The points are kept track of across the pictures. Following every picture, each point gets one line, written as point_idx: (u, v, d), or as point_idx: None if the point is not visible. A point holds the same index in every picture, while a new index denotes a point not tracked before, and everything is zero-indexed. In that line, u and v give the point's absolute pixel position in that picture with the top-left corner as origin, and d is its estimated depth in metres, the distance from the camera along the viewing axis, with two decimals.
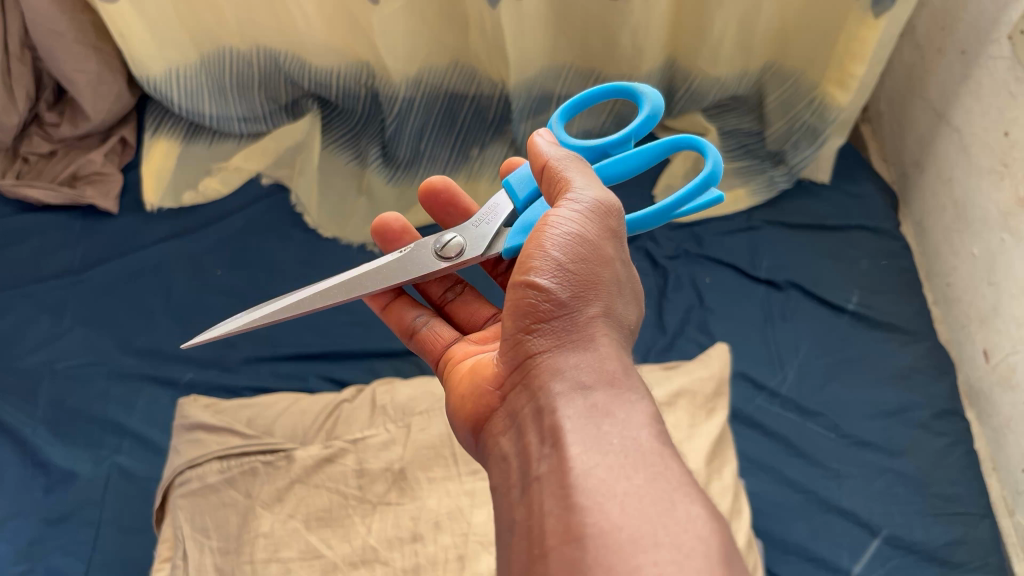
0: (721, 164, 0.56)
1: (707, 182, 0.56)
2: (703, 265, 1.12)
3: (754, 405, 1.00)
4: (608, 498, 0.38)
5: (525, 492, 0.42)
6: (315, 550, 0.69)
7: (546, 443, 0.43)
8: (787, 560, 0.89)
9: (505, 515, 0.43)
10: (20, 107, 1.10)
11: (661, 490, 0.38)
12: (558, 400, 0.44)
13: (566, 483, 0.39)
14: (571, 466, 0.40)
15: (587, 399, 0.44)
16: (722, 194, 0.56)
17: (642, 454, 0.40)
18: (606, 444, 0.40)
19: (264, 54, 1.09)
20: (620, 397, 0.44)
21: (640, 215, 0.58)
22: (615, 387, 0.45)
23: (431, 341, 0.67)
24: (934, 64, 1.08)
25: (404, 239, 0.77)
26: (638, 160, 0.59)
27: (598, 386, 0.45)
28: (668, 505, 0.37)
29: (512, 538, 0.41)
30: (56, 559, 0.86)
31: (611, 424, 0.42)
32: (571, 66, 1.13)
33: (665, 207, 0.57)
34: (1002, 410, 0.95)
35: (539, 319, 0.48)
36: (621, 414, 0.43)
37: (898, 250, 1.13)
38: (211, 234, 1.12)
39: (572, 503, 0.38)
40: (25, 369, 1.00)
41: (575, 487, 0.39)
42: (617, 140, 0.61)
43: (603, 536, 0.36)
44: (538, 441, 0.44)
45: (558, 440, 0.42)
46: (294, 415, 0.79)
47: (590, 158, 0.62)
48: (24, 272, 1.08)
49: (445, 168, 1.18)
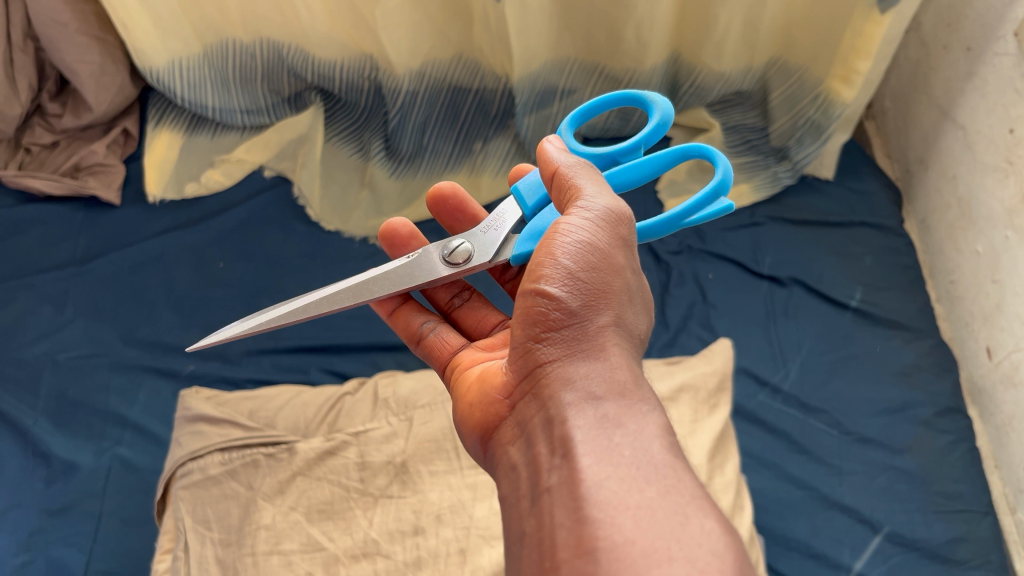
0: (731, 172, 0.56)
1: (717, 190, 0.56)
2: (705, 260, 1.12)
3: (756, 401, 1.00)
4: (620, 511, 0.37)
5: (535, 502, 0.42)
6: (316, 543, 0.69)
7: (556, 453, 0.43)
8: (788, 557, 0.89)
9: (516, 527, 0.43)
10: (22, 97, 1.09)
11: (674, 503, 0.38)
12: (568, 410, 0.44)
13: (577, 496, 0.39)
14: (582, 478, 0.40)
15: (597, 410, 0.44)
16: (732, 203, 0.56)
17: (654, 467, 0.40)
18: (618, 456, 0.40)
19: (266, 46, 1.08)
20: (631, 408, 0.44)
21: (650, 223, 0.58)
22: (626, 398, 0.45)
23: (438, 347, 0.67)
24: (940, 60, 1.08)
25: (412, 244, 0.77)
26: (648, 169, 0.59)
27: (609, 397, 0.44)
28: (681, 519, 0.37)
29: (522, 550, 0.41)
30: (57, 550, 0.86)
31: (623, 435, 0.42)
32: (575, 60, 1.12)
33: (674, 216, 0.56)
34: (1005, 408, 0.95)
35: (550, 329, 0.48)
36: (632, 426, 0.43)
37: (902, 247, 1.13)
38: (213, 226, 1.12)
39: (583, 515, 0.38)
40: (26, 360, 1.00)
41: (586, 499, 0.39)
42: (627, 149, 0.60)
43: (616, 550, 0.36)
44: (548, 451, 0.44)
45: (569, 450, 0.42)
46: (296, 408, 0.79)
47: (600, 166, 0.62)
48: (25, 263, 1.07)
49: (448, 164, 1.19)
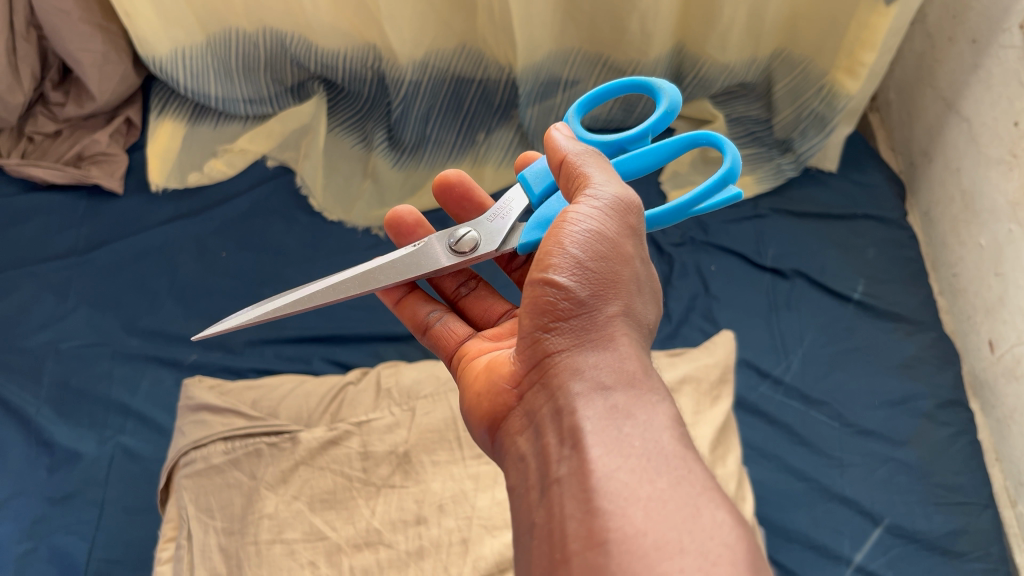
0: (739, 159, 0.56)
1: (725, 178, 0.56)
2: (708, 252, 1.12)
3: (758, 393, 1.00)
4: (631, 503, 0.38)
5: (544, 494, 0.42)
6: (319, 532, 0.69)
7: (565, 444, 0.43)
8: (788, 548, 0.89)
9: (525, 517, 0.43)
10: (25, 86, 1.09)
11: (686, 494, 0.38)
12: (577, 400, 0.44)
13: (588, 487, 0.39)
14: (593, 469, 0.40)
15: (607, 400, 0.44)
16: (739, 190, 0.56)
17: (665, 459, 0.40)
18: (628, 447, 0.41)
19: (270, 36, 1.08)
20: (641, 398, 0.44)
21: (658, 211, 0.58)
22: (635, 389, 0.45)
23: (445, 337, 0.67)
24: (945, 53, 1.08)
25: (417, 232, 0.77)
26: (656, 156, 0.59)
27: (618, 387, 0.45)
28: (693, 510, 0.37)
29: (532, 540, 0.41)
30: (60, 538, 0.87)
31: (633, 426, 0.42)
32: (579, 51, 1.12)
33: (682, 203, 0.56)
34: (1006, 401, 0.95)
35: (559, 319, 0.48)
36: (642, 416, 0.43)
37: (905, 240, 1.13)
38: (216, 216, 1.12)
39: (595, 507, 0.38)
40: (29, 348, 1.00)
41: (597, 490, 0.39)
42: (635, 135, 0.60)
43: (628, 541, 0.36)
44: (557, 442, 0.44)
45: (578, 441, 0.42)
46: (299, 397, 0.79)
47: (607, 154, 0.62)
48: (28, 251, 1.07)
49: (451, 155, 1.19)
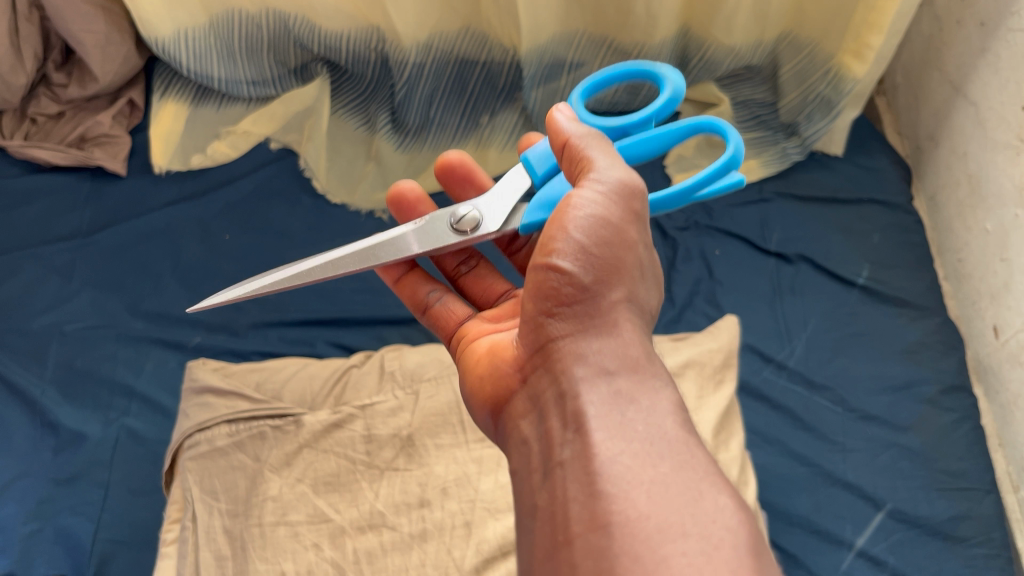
0: (742, 147, 0.56)
1: (729, 164, 0.56)
2: (713, 236, 1.11)
3: (761, 377, 1.00)
4: (634, 486, 0.38)
5: (548, 476, 0.42)
6: (323, 514, 0.69)
7: (568, 428, 0.43)
8: (790, 532, 0.90)
9: (527, 498, 0.43)
10: (28, 67, 1.09)
11: (688, 478, 0.38)
12: (581, 385, 0.44)
13: (591, 471, 0.39)
14: (596, 454, 0.40)
15: (610, 385, 0.44)
16: (741, 177, 0.56)
17: (668, 445, 0.40)
18: (632, 432, 0.41)
19: (273, 17, 1.06)
20: (644, 384, 0.44)
21: (661, 196, 0.57)
22: (637, 373, 0.45)
23: (445, 318, 0.67)
24: (953, 36, 1.07)
25: (419, 209, 0.77)
26: (660, 140, 0.59)
27: (622, 372, 0.45)
28: (694, 494, 0.37)
29: (534, 522, 0.41)
30: (65, 518, 0.88)
31: (635, 411, 0.42)
32: (584, 33, 1.11)
33: (686, 188, 0.56)
34: (1010, 386, 0.95)
35: (561, 303, 0.47)
36: (644, 401, 0.43)
37: (911, 225, 1.12)
38: (220, 198, 1.12)
39: (597, 490, 0.38)
40: (33, 330, 1.00)
41: (600, 473, 0.39)
42: (638, 120, 0.61)
43: (630, 524, 0.36)
44: (560, 426, 0.44)
45: (582, 425, 0.42)
46: (302, 380, 0.79)
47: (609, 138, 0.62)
48: (32, 233, 1.07)
49: (455, 137, 1.18)
